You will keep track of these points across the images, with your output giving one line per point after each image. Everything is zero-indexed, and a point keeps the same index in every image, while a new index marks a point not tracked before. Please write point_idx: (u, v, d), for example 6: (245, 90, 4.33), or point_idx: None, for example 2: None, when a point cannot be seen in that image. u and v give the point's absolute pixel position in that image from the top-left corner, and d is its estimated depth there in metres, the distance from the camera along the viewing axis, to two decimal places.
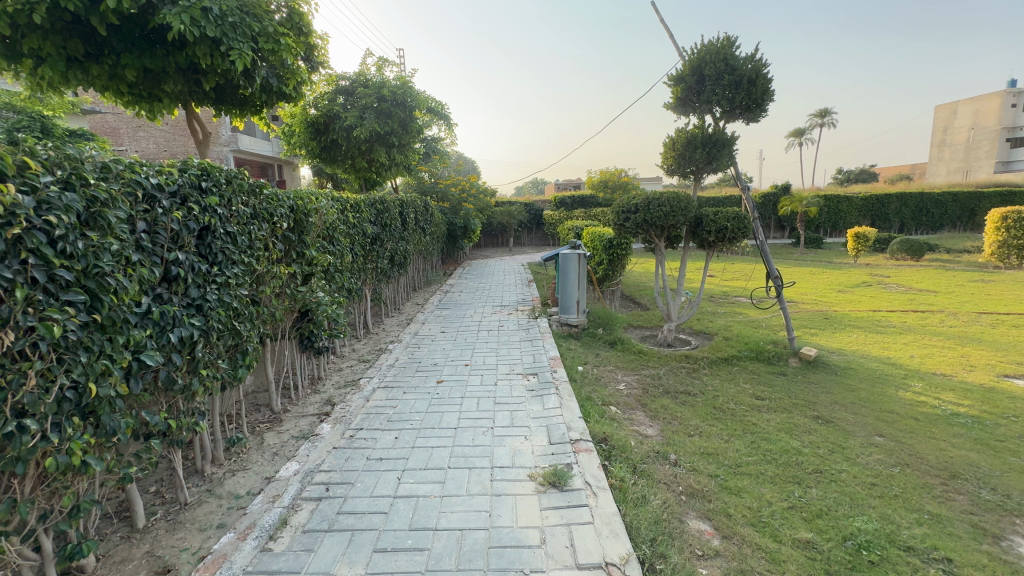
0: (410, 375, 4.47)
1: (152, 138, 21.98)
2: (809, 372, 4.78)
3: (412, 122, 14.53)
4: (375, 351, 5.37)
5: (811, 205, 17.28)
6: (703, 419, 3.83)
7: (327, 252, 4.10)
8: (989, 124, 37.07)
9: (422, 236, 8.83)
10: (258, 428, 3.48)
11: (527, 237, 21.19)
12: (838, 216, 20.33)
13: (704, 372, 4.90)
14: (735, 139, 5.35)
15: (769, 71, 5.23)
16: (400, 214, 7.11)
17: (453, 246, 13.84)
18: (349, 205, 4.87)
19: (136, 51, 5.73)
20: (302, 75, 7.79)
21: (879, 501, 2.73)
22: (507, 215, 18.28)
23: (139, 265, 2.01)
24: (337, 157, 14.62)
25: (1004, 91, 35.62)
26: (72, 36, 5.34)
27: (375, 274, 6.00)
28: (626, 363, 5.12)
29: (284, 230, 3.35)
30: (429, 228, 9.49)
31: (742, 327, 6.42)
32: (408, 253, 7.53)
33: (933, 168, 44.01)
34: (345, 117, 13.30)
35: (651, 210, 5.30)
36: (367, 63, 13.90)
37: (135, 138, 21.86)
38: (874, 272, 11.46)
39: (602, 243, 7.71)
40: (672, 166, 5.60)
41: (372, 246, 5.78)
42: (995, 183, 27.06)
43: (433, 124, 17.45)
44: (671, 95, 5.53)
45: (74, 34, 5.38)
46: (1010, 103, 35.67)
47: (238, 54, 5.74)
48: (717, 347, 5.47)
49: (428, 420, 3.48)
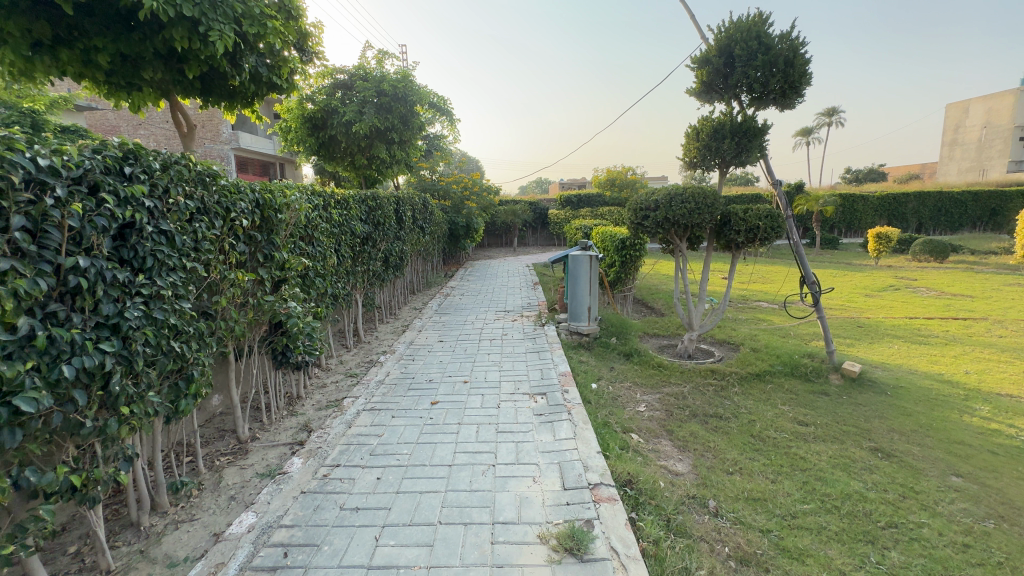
0: (401, 394, 3.93)
1: (153, 136, 21.84)
2: (855, 392, 4.21)
3: (413, 118, 14.04)
4: (365, 364, 4.84)
5: (828, 204, 16.65)
6: (741, 451, 3.26)
7: (305, 255, 3.57)
8: (1004, 122, 36.19)
9: (422, 235, 8.31)
10: (217, 462, 2.95)
11: (532, 237, 20.62)
12: (853, 216, 19.66)
13: (733, 389, 4.34)
14: (768, 129, 4.77)
15: (807, 51, 4.62)
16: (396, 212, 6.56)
17: (456, 247, 13.33)
18: (334, 201, 4.34)
19: (110, 34, 5.08)
20: (293, 63, 7.42)
21: (980, 571, 2.17)
22: (511, 214, 17.77)
23: (13, 275, 1.48)
24: (336, 154, 14.17)
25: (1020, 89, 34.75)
26: (39, 18, 4.72)
27: (365, 278, 5.47)
28: (645, 379, 4.56)
29: (246, 229, 2.81)
30: (429, 227, 8.98)
31: (770, 337, 5.86)
32: (405, 253, 7.00)
33: (946, 168, 43.10)
34: (344, 111, 12.83)
35: (673, 207, 4.71)
36: (366, 56, 13.44)
37: (135, 136, 21.61)
38: (899, 275, 10.84)
39: (614, 243, 7.19)
40: (696, 159, 5.01)
41: (362, 246, 5.25)
42: (1012, 183, 26.26)
43: (436, 120, 16.96)
44: (695, 79, 4.98)
45: (40, 15, 4.75)
46: None
47: (220, 36, 5.14)
48: (746, 361, 4.89)
49: (417, 454, 2.93)
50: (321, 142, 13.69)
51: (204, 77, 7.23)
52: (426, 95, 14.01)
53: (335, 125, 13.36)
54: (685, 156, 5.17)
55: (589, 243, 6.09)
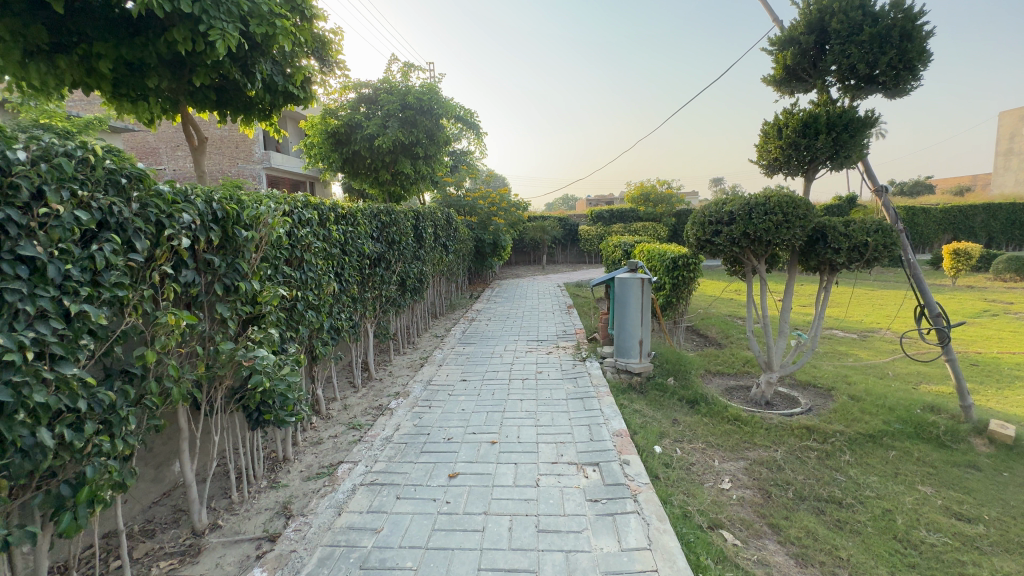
0: (411, 459, 3.07)
1: (189, 157, 22.30)
2: (1016, 466, 3.12)
3: (439, 133, 13.54)
4: (373, 411, 4.02)
5: None
6: (890, 567, 2.26)
7: (290, 283, 2.80)
8: None
9: (445, 254, 7.59)
10: (154, 571, 2.15)
11: (562, 254, 19.73)
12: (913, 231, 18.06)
13: (843, 457, 3.32)
14: (873, 122, 3.81)
15: (928, 22, 3.62)
16: (414, 227, 5.80)
17: (482, 266, 12.58)
18: (335, 215, 3.59)
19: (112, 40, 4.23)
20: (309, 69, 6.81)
21: None
22: (541, 231, 17.00)
23: None
24: (361, 170, 13.77)
25: None
26: (35, 22, 3.91)
27: (377, 306, 4.69)
28: (721, 439, 3.58)
29: (195, 252, 2.04)
30: (453, 245, 8.25)
31: (865, 379, 4.78)
32: (426, 274, 6.22)
33: (1004, 179, 40.15)
34: (367, 125, 12.47)
35: (754, 220, 3.70)
36: (392, 70, 13.07)
37: (173, 158, 22.13)
38: (991, 298, 9.42)
39: (663, 263, 6.28)
40: (779, 159, 4.06)
41: (373, 269, 4.49)
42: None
43: (463, 135, 16.49)
44: (776, 64, 4.08)
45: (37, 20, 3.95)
46: None
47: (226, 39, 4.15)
48: (849, 415, 3.85)
49: (425, 570, 2.06)
50: (346, 158, 13.31)
51: (218, 87, 6.78)
52: (453, 108, 13.52)
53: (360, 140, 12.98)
54: (763, 157, 4.24)
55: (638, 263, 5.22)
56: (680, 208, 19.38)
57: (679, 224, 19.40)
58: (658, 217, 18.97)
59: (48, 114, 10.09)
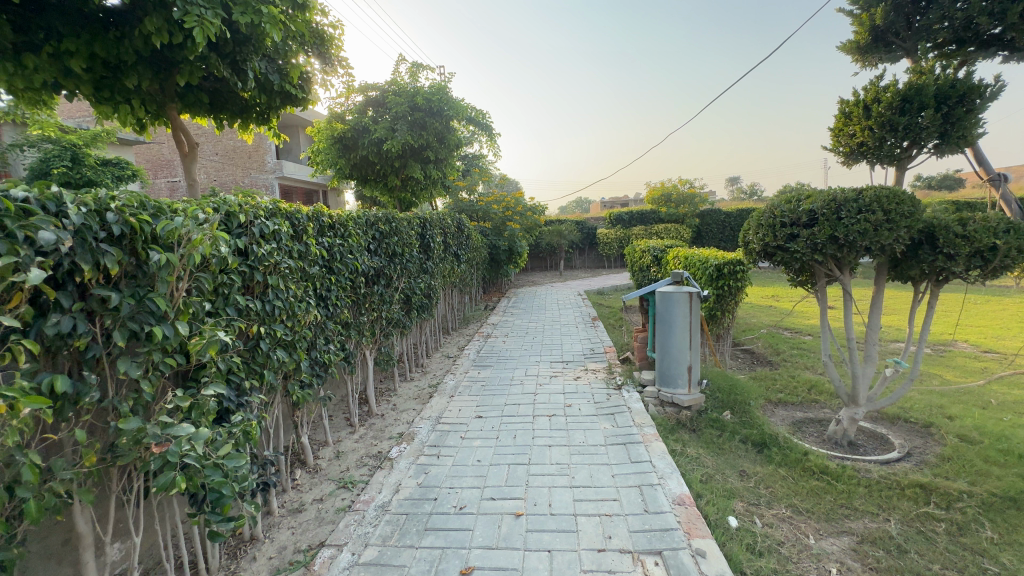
0: (410, 542, 2.35)
1: (203, 168, 22.25)
2: None
3: (450, 135, 12.94)
4: (369, 462, 3.32)
5: None
6: None
7: (244, 317, 2.11)
8: None
9: (457, 264, 6.91)
10: None
11: (580, 258, 18.91)
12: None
13: (982, 531, 2.50)
14: (994, 91, 2.98)
15: None
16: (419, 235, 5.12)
17: (497, 274, 11.88)
18: (316, 224, 2.92)
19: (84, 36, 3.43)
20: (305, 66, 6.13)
21: None
22: (557, 235, 16.29)
23: None
24: (370, 176, 13.25)
25: None
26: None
27: (376, 330, 4.00)
28: (811, 502, 2.78)
29: (73, 286, 1.37)
30: (466, 254, 7.58)
31: (968, 410, 3.91)
32: (436, 288, 5.53)
33: None
34: (375, 129, 11.96)
35: (843, 219, 2.91)
36: (400, 71, 12.54)
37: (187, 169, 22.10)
38: None
39: (705, 271, 5.53)
40: (866, 144, 3.26)
41: (370, 288, 3.80)
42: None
43: (475, 138, 15.90)
44: (858, 26, 3.30)
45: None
46: None
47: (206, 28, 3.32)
48: (970, 466, 3.02)
49: None
50: (354, 164, 12.81)
51: (210, 89, 6.22)
52: (464, 109, 12.91)
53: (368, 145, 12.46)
54: (841, 142, 3.44)
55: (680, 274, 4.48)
56: (704, 208, 18.45)
57: (703, 225, 18.46)
58: (681, 218, 18.07)
59: (47, 125, 9.76)
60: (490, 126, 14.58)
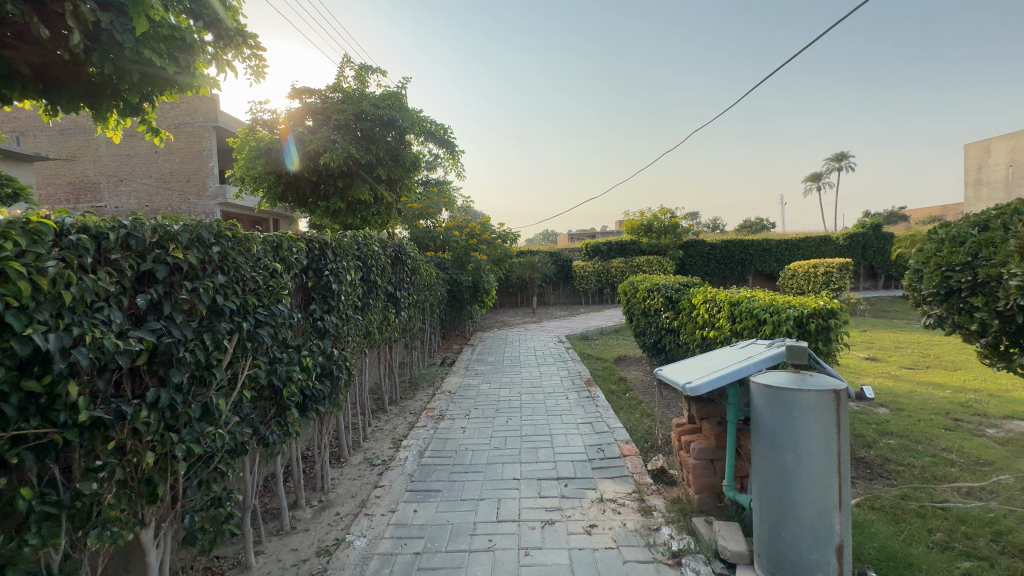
0: None
1: (133, 193, 19.36)
2: None
3: (404, 151, 10.96)
4: None
5: None
6: None
7: None
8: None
9: (395, 312, 4.76)
10: None
11: (554, 294, 16.96)
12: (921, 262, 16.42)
13: None
14: None
15: None
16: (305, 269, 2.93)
17: (459, 315, 9.73)
18: None
19: None
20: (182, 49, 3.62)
21: None
22: (529, 268, 14.42)
23: None
24: (312, 197, 11.08)
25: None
26: None
27: (161, 487, 1.76)
28: None
29: None
30: (412, 295, 5.44)
31: None
32: (348, 359, 3.32)
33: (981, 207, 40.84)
34: (311, 140, 9.99)
35: None
36: (345, 75, 10.62)
37: (113, 193, 19.21)
38: None
39: (769, 312, 3.64)
40: None
41: (133, 400, 1.61)
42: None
43: (436, 158, 14.04)
44: None
45: None
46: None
47: None
48: None
49: None
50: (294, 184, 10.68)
51: None
52: (421, 121, 11.00)
53: (307, 160, 10.33)
54: None
55: (769, 341, 2.52)
56: (687, 239, 16.98)
57: (687, 257, 16.97)
58: (663, 249, 16.55)
59: None
60: (452, 143, 12.70)
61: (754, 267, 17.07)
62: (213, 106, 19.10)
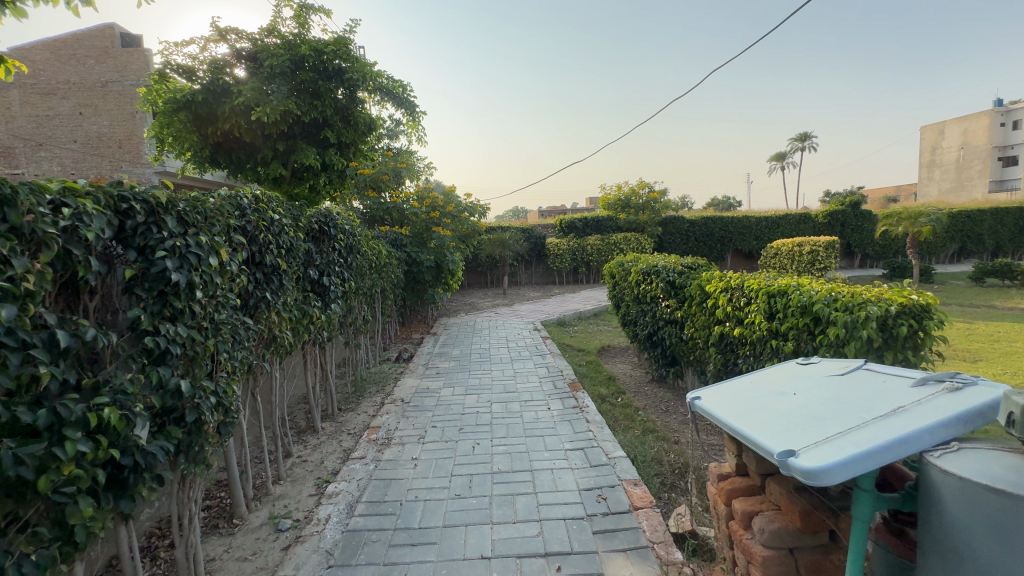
0: None
1: (54, 158, 16.58)
2: None
3: (356, 111, 9.44)
4: None
5: (930, 223, 12.13)
6: None
7: None
8: (983, 143, 36.33)
9: (322, 307, 3.52)
10: None
11: (526, 273, 15.87)
12: (896, 240, 16.21)
13: None
14: None
15: None
16: (117, 246, 1.70)
17: (420, 300, 8.50)
18: None
19: None
20: None
21: None
22: (499, 245, 13.26)
23: None
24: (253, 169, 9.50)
25: (999, 110, 35.16)
26: None
27: None
28: None
29: None
30: (350, 282, 4.18)
31: None
32: (222, 392, 2.11)
33: (935, 187, 42.19)
34: (239, 90, 8.29)
35: None
36: (281, 15, 8.91)
37: (30, 158, 16.42)
38: None
39: (837, 303, 2.66)
40: None
41: None
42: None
43: (395, 122, 12.49)
44: None
45: None
46: (1001, 121, 35.58)
47: None
48: None
49: None
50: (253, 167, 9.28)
51: None
52: (374, 75, 9.47)
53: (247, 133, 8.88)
54: None
55: (919, 373, 1.49)
56: (666, 215, 16.12)
57: (666, 234, 16.13)
58: (641, 226, 15.66)
59: None
60: (412, 103, 11.20)
61: (733, 245, 16.47)
62: (142, 61, 16.65)
